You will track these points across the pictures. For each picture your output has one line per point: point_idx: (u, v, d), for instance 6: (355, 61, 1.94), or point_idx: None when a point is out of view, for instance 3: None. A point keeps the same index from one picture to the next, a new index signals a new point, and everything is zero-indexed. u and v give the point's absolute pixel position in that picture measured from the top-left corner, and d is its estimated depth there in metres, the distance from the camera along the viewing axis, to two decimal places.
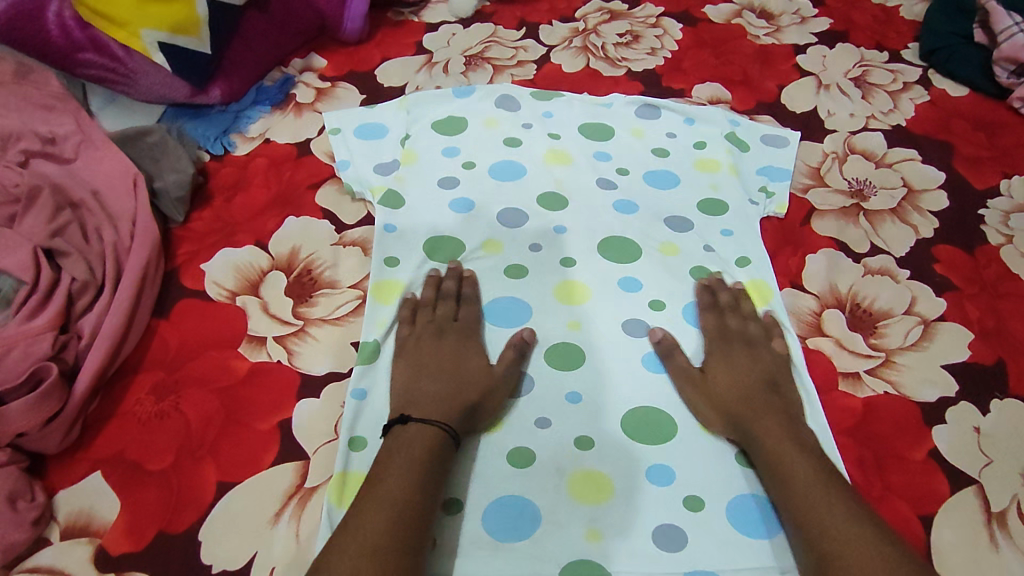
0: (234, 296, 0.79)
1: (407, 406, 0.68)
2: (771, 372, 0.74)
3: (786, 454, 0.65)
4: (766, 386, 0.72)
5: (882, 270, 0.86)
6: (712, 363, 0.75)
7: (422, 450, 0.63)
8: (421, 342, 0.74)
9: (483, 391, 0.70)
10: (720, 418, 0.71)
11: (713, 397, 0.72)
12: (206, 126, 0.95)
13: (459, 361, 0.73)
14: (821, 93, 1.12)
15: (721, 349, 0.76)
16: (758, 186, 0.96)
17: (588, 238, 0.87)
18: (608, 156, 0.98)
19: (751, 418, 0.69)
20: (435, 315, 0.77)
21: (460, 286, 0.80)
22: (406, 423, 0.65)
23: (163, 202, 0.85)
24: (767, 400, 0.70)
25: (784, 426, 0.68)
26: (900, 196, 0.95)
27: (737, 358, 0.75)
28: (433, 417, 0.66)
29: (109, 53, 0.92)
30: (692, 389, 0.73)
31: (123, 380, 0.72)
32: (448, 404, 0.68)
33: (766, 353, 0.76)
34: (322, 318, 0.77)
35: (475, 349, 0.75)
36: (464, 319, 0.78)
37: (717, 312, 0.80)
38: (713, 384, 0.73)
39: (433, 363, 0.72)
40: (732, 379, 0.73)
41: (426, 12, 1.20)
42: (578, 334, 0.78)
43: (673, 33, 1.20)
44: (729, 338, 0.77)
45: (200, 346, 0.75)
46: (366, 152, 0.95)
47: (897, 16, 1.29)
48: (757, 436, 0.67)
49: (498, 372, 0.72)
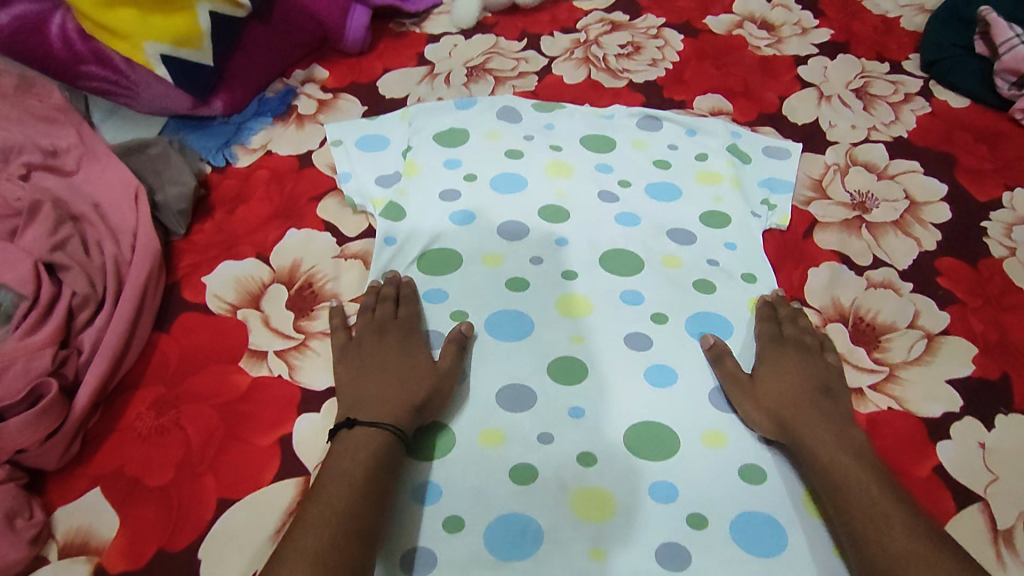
0: (235, 310, 0.79)
1: (354, 408, 0.68)
2: (823, 378, 0.74)
3: (841, 465, 0.65)
4: (818, 393, 0.72)
5: (885, 283, 0.86)
6: (763, 369, 0.75)
7: (369, 455, 0.63)
8: (363, 343, 0.74)
9: (431, 387, 0.71)
10: (772, 426, 0.70)
11: (763, 405, 0.72)
12: (208, 138, 0.96)
13: (404, 361, 0.73)
14: (822, 105, 1.12)
15: (774, 355, 0.76)
16: (760, 199, 0.96)
17: (590, 251, 0.87)
18: (609, 168, 0.98)
19: (804, 427, 0.69)
20: (376, 314, 0.77)
21: (399, 288, 0.80)
22: (353, 427, 0.65)
23: (164, 215, 0.85)
24: (821, 409, 0.70)
25: (837, 434, 0.68)
26: (903, 209, 0.95)
27: (789, 364, 0.75)
28: (380, 420, 0.66)
29: (111, 66, 0.92)
30: (742, 395, 0.73)
31: (123, 396, 0.72)
32: (394, 405, 0.68)
33: (821, 360, 0.76)
34: (323, 332, 0.77)
35: (417, 347, 0.75)
36: (405, 317, 0.77)
37: (774, 321, 0.80)
38: (762, 390, 0.73)
39: (377, 365, 0.72)
40: (785, 387, 0.73)
41: (427, 24, 1.20)
42: (581, 348, 0.78)
43: (674, 44, 1.21)
44: (782, 343, 0.77)
45: (201, 360, 0.75)
46: (368, 164, 0.95)
47: (898, 27, 1.29)
48: (811, 445, 0.67)
49: (443, 368, 0.73)
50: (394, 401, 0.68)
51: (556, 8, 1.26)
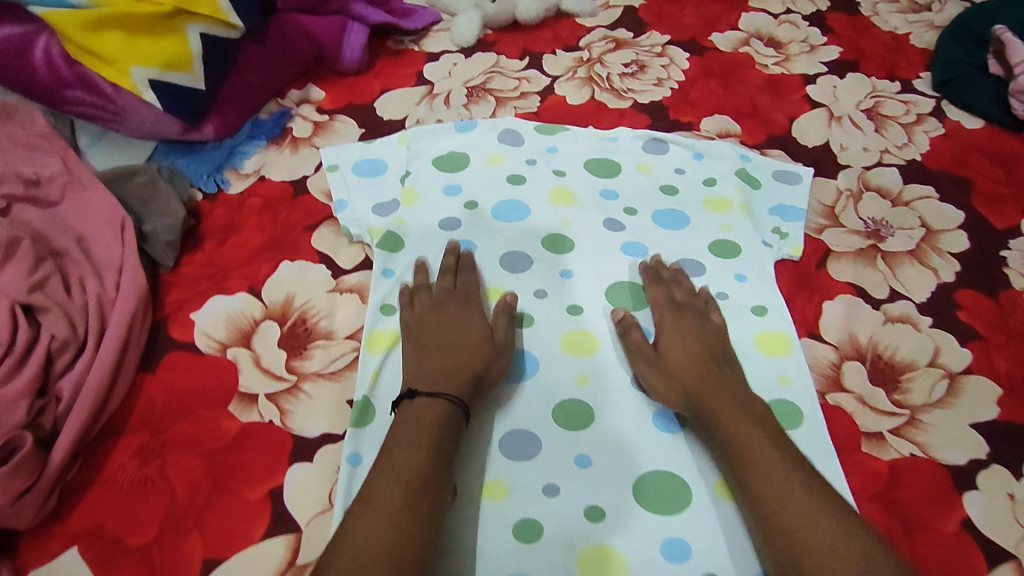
0: (225, 349, 0.75)
1: (417, 378, 0.69)
2: (719, 344, 0.75)
3: (739, 426, 0.66)
4: (716, 359, 0.73)
5: (903, 317, 0.83)
6: (664, 336, 0.76)
7: (432, 421, 0.64)
8: (422, 317, 0.75)
9: (487, 357, 0.72)
10: (674, 389, 0.71)
11: (668, 371, 0.72)
12: (199, 164, 0.92)
13: (459, 329, 0.74)
14: (833, 126, 1.09)
15: (673, 323, 0.77)
16: (771, 227, 0.92)
17: (595, 282, 0.84)
18: (615, 194, 0.95)
19: (704, 389, 0.69)
20: (433, 292, 0.78)
21: (457, 261, 0.82)
22: (415, 397, 0.66)
23: (153, 247, 0.81)
24: (719, 372, 0.71)
25: (734, 397, 0.69)
26: (919, 237, 0.92)
27: (685, 331, 0.75)
28: (440, 389, 0.67)
29: (97, 90, 0.88)
30: (646, 366, 0.74)
31: (106, 444, 0.68)
32: (455, 374, 0.68)
33: (713, 326, 0.77)
34: (317, 373, 0.74)
35: (475, 314, 0.76)
36: (462, 288, 0.79)
37: (664, 289, 0.81)
38: (666, 357, 0.74)
39: (435, 336, 0.73)
40: (686, 350, 0.73)
41: (426, 41, 1.17)
42: (587, 390, 0.75)
43: (679, 62, 1.17)
44: (680, 311, 0.78)
45: (188, 404, 0.71)
46: (366, 191, 0.92)
47: (907, 44, 1.26)
48: (711, 407, 0.68)
49: (498, 340, 0.74)
50: (453, 370, 0.69)
51: (559, 26, 1.23)
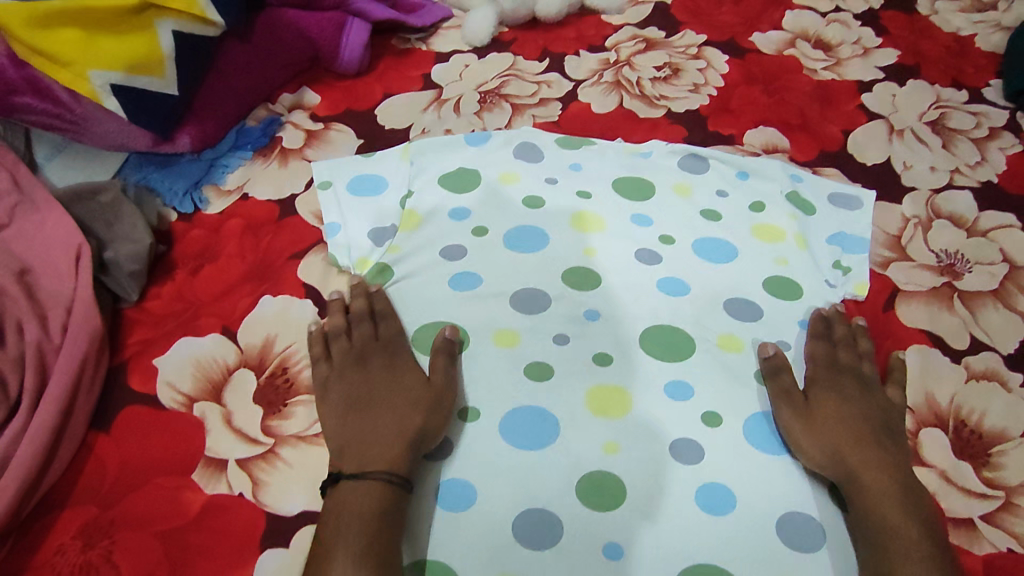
0: (191, 403, 0.64)
1: (339, 454, 0.60)
2: (884, 415, 0.65)
3: (890, 521, 0.57)
4: (879, 430, 0.63)
5: (989, 373, 0.70)
6: (817, 391, 0.67)
7: (358, 511, 0.55)
8: (348, 372, 0.65)
9: (425, 411, 0.62)
10: (822, 463, 0.62)
11: (819, 437, 0.63)
12: (174, 179, 0.81)
13: (388, 387, 0.64)
14: (894, 141, 0.96)
15: (830, 378, 0.68)
16: (830, 260, 0.80)
17: (627, 326, 0.72)
18: (647, 220, 0.82)
19: (858, 465, 0.61)
20: (352, 341, 0.67)
21: (371, 304, 0.70)
22: (337, 483, 0.57)
23: (114, 278, 0.70)
24: (880, 450, 0.62)
25: (896, 485, 0.59)
26: (1001, 274, 0.79)
27: (846, 391, 0.66)
28: (367, 468, 0.58)
29: (51, 97, 0.77)
30: (792, 417, 0.64)
31: (44, 519, 0.57)
32: (385, 443, 0.59)
33: (878, 394, 0.67)
34: (297, 436, 0.63)
35: (406, 365, 0.66)
36: (385, 337, 0.68)
37: (828, 342, 0.71)
38: (818, 415, 0.65)
39: (364, 398, 0.63)
40: (842, 414, 0.64)
41: (435, 40, 1.05)
42: (617, 462, 0.63)
43: (718, 65, 1.05)
44: (839, 369, 0.68)
45: (146, 471, 0.60)
46: (361, 212, 0.80)
47: (973, 47, 1.12)
48: (861, 494, 0.59)
49: (438, 383, 0.64)
50: (381, 438, 0.60)
51: (582, 23, 1.10)
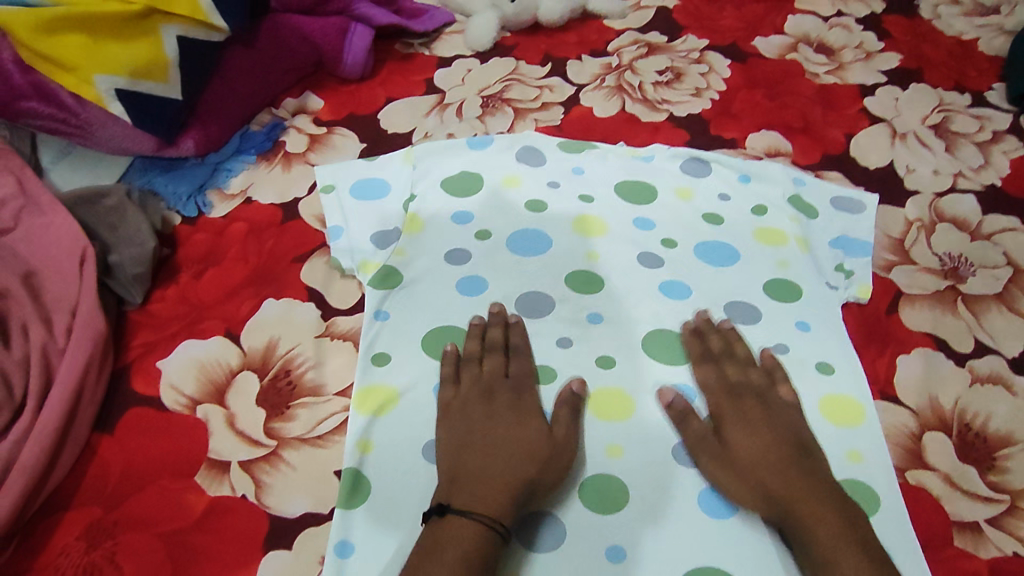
0: (194, 406, 0.64)
1: (451, 485, 0.57)
2: (795, 432, 0.62)
3: (839, 549, 0.53)
4: (797, 449, 0.60)
5: (994, 376, 0.70)
6: (727, 425, 0.63)
7: (461, 551, 0.52)
8: (469, 403, 0.63)
9: (542, 464, 0.58)
10: (755, 502, 0.58)
11: (743, 478, 0.59)
12: (177, 183, 0.81)
13: (511, 427, 0.61)
14: (896, 144, 0.96)
15: (731, 406, 0.64)
16: (833, 264, 0.80)
17: (631, 329, 0.72)
18: (650, 224, 0.83)
19: (790, 492, 0.57)
20: (483, 371, 0.66)
21: (506, 336, 0.69)
22: (445, 514, 0.54)
23: (118, 281, 0.70)
24: (804, 468, 0.58)
25: (828, 500, 0.56)
26: (1006, 277, 0.79)
27: (750, 417, 0.63)
28: (473, 506, 0.54)
29: (56, 102, 0.77)
30: (712, 462, 0.61)
31: (47, 520, 0.57)
32: (501, 486, 0.56)
33: (780, 407, 0.64)
34: (300, 438, 0.63)
35: (532, 407, 0.63)
36: (515, 375, 0.66)
37: (712, 361, 0.68)
38: (735, 453, 0.61)
39: (481, 435, 0.60)
40: (755, 444, 0.60)
41: (437, 44, 1.05)
42: (620, 464, 0.63)
43: (720, 69, 1.05)
44: (735, 393, 0.65)
45: (149, 473, 0.60)
46: (364, 216, 0.80)
47: (976, 51, 1.12)
48: (804, 518, 0.55)
49: (557, 437, 0.61)
50: (498, 479, 0.56)
51: (584, 28, 1.11)
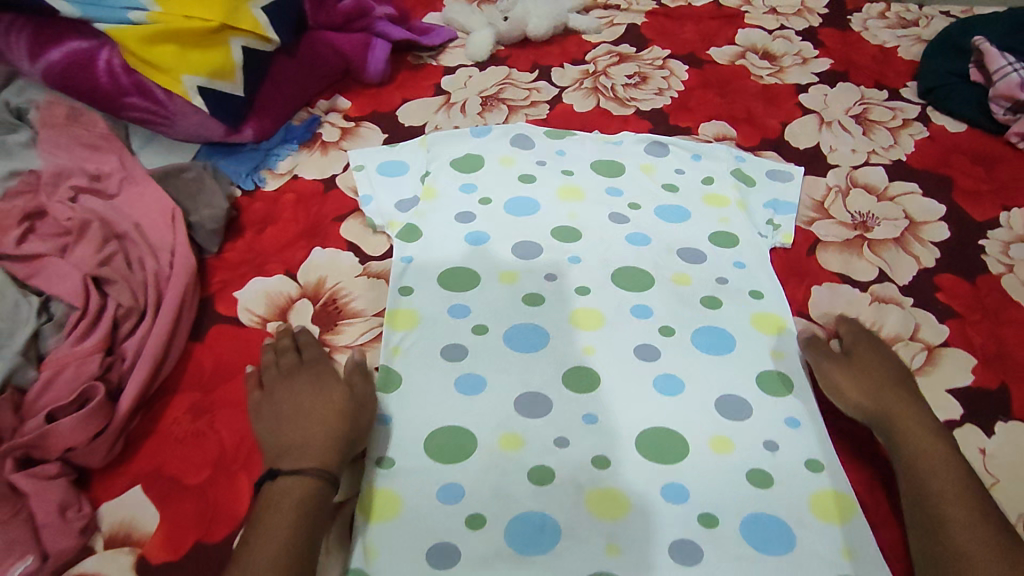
0: (264, 322, 0.83)
1: (279, 454, 0.67)
2: (903, 367, 0.79)
3: (928, 441, 0.70)
4: (906, 378, 0.77)
5: (887, 297, 0.90)
6: (857, 346, 0.81)
7: (298, 498, 0.63)
8: (278, 393, 0.73)
9: (350, 417, 0.71)
10: (863, 398, 0.76)
11: (861, 379, 0.77)
12: (238, 164, 1.01)
13: (317, 395, 0.72)
14: (823, 130, 1.17)
15: (866, 340, 0.82)
16: (765, 219, 1.00)
17: (602, 268, 0.92)
18: (619, 192, 1.03)
19: (895, 402, 0.74)
20: (281, 367, 0.76)
21: (296, 340, 0.79)
22: (276, 477, 0.64)
23: (198, 234, 0.89)
24: (908, 388, 0.76)
25: (927, 415, 0.73)
26: (903, 227, 0.99)
27: (881, 350, 0.81)
28: (303, 463, 0.65)
29: (152, 97, 0.97)
30: (836, 367, 0.79)
31: (162, 400, 0.77)
32: (320, 447, 0.67)
33: (898, 354, 0.81)
34: (348, 345, 0.82)
35: (330, 379, 0.74)
36: (311, 360, 0.77)
37: (853, 317, 0.86)
38: (857, 364, 0.79)
39: (292, 411, 0.70)
40: (880, 364, 0.78)
41: (444, 56, 1.27)
42: (593, 359, 0.82)
43: (679, 73, 1.26)
44: (873, 335, 0.83)
45: (234, 368, 0.79)
46: (389, 188, 1.00)
47: (895, 56, 1.34)
48: (898, 417, 0.73)
49: (358, 394, 0.73)
50: (315, 440, 0.67)
51: (566, 42, 1.32)
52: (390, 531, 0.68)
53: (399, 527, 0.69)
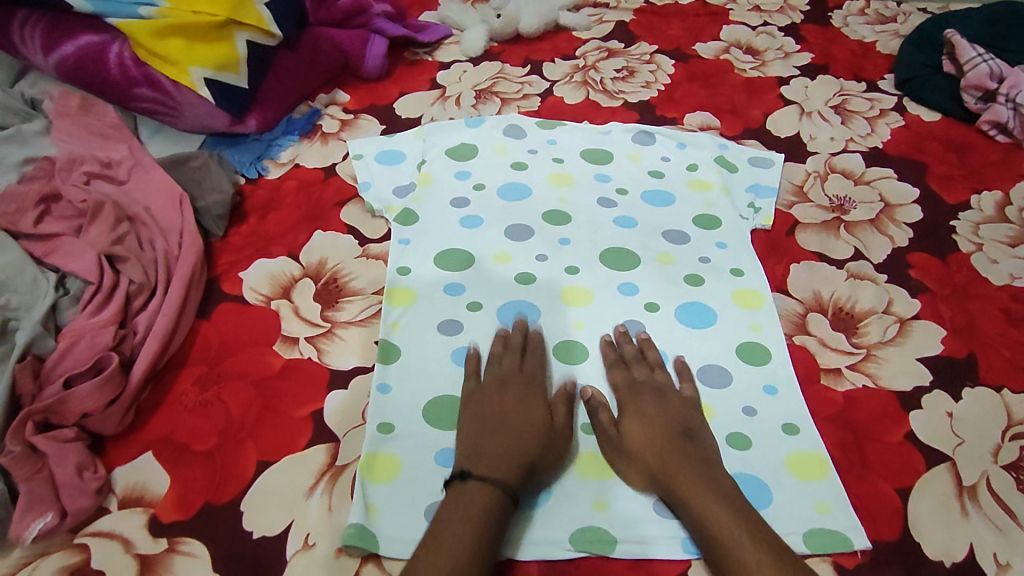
0: (268, 300, 0.88)
1: (472, 458, 0.69)
2: (684, 419, 0.75)
3: (709, 511, 0.65)
4: (679, 435, 0.72)
5: (862, 274, 0.94)
6: (627, 416, 0.75)
7: (481, 508, 0.64)
8: (486, 393, 0.76)
9: (544, 445, 0.72)
10: (643, 479, 0.71)
11: (635, 458, 0.72)
12: (242, 153, 1.05)
13: (522, 413, 0.74)
14: (803, 120, 1.21)
15: (630, 400, 0.77)
16: (746, 203, 1.05)
17: (591, 248, 0.96)
18: (608, 178, 1.07)
19: (668, 474, 0.69)
20: (502, 367, 0.79)
21: (525, 341, 0.83)
22: (466, 480, 0.67)
23: (205, 219, 0.94)
24: (683, 448, 0.71)
25: (703, 476, 0.68)
26: (879, 210, 1.04)
27: (645, 407, 0.75)
28: (491, 475, 0.67)
29: (161, 88, 1.02)
30: (614, 452, 0.74)
31: (171, 373, 0.80)
32: (514, 461, 0.69)
33: (672, 402, 0.76)
34: (348, 321, 0.86)
35: (540, 399, 0.76)
36: (530, 371, 0.79)
37: (621, 364, 0.81)
38: (627, 439, 0.74)
39: (498, 419, 0.73)
40: (645, 432, 0.73)
41: (439, 52, 1.31)
42: (582, 333, 0.86)
43: (666, 67, 1.31)
44: (637, 388, 0.78)
45: (240, 343, 0.83)
46: (387, 175, 1.04)
47: (874, 50, 1.39)
48: (677, 492, 0.68)
49: (558, 426, 0.75)
50: (509, 456, 0.69)
51: (557, 38, 1.37)
52: (389, 491, 0.72)
53: (398, 487, 0.72)
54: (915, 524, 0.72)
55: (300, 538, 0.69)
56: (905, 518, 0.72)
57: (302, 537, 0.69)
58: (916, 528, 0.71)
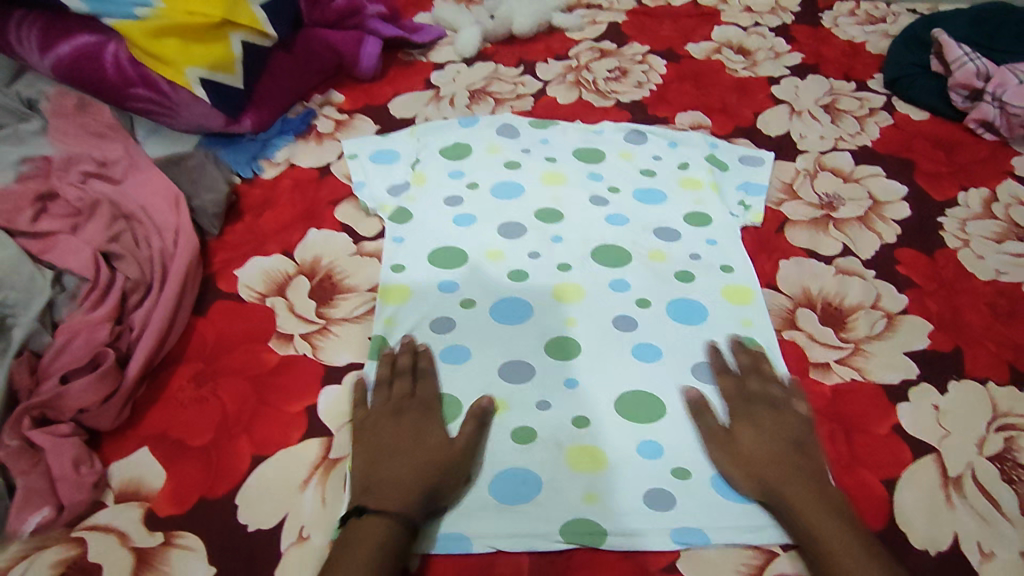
0: (263, 297, 0.88)
1: (366, 491, 0.69)
2: (797, 432, 0.76)
3: (821, 522, 0.67)
4: (795, 449, 0.73)
5: (850, 270, 0.96)
6: (739, 425, 0.76)
7: (375, 544, 0.64)
8: (379, 423, 0.75)
9: (443, 467, 0.72)
10: (750, 484, 0.72)
11: (747, 462, 0.73)
12: (237, 153, 1.06)
13: (417, 439, 0.73)
14: (794, 119, 1.23)
15: (744, 410, 0.78)
16: (736, 201, 1.06)
17: (583, 246, 0.97)
18: (600, 177, 1.08)
19: (780, 483, 0.70)
20: (392, 393, 0.78)
21: (415, 362, 0.82)
22: (363, 515, 0.66)
23: (201, 218, 0.94)
24: (799, 461, 0.72)
25: (812, 489, 0.70)
26: (867, 207, 1.05)
27: (762, 419, 0.76)
28: (386, 506, 0.67)
29: (156, 88, 1.03)
30: (722, 453, 0.75)
31: (167, 370, 0.81)
32: (405, 489, 0.68)
33: (788, 416, 0.77)
34: (343, 318, 0.87)
35: (435, 424, 0.76)
36: (420, 396, 0.79)
37: (735, 375, 0.82)
38: (738, 446, 0.75)
39: (390, 447, 0.72)
40: (762, 441, 0.74)
41: (433, 53, 1.32)
42: (575, 330, 0.87)
43: (658, 68, 1.32)
44: (750, 400, 0.79)
45: (235, 340, 0.84)
46: (380, 174, 1.05)
47: (864, 50, 1.41)
48: (787, 499, 0.69)
49: (458, 446, 0.74)
50: (403, 484, 0.69)
51: (550, 39, 1.38)
52: None
53: None
54: (901, 515, 0.73)
55: (294, 531, 0.69)
56: (891, 509, 0.73)
57: (296, 531, 0.69)
58: (901, 519, 0.72)
